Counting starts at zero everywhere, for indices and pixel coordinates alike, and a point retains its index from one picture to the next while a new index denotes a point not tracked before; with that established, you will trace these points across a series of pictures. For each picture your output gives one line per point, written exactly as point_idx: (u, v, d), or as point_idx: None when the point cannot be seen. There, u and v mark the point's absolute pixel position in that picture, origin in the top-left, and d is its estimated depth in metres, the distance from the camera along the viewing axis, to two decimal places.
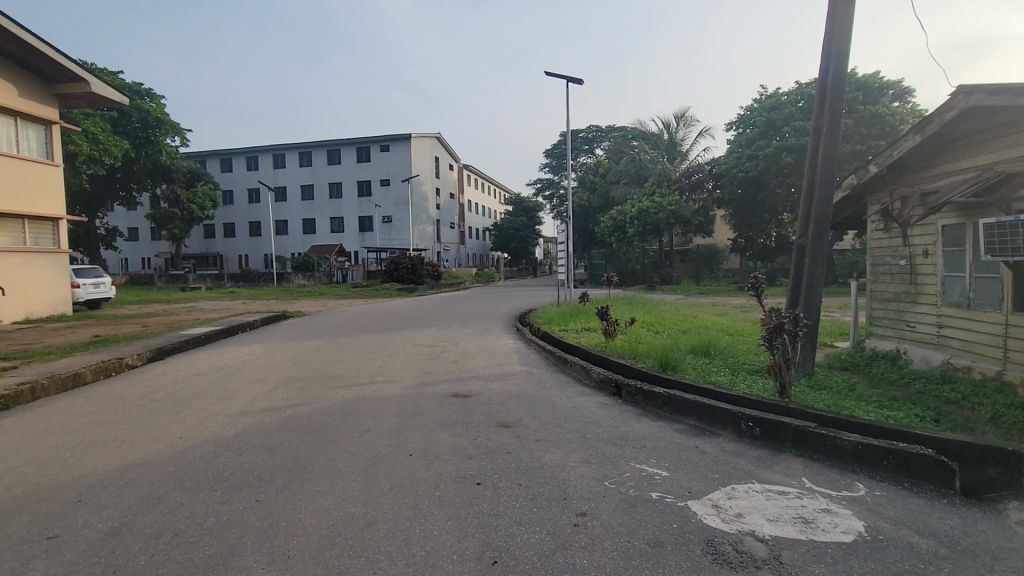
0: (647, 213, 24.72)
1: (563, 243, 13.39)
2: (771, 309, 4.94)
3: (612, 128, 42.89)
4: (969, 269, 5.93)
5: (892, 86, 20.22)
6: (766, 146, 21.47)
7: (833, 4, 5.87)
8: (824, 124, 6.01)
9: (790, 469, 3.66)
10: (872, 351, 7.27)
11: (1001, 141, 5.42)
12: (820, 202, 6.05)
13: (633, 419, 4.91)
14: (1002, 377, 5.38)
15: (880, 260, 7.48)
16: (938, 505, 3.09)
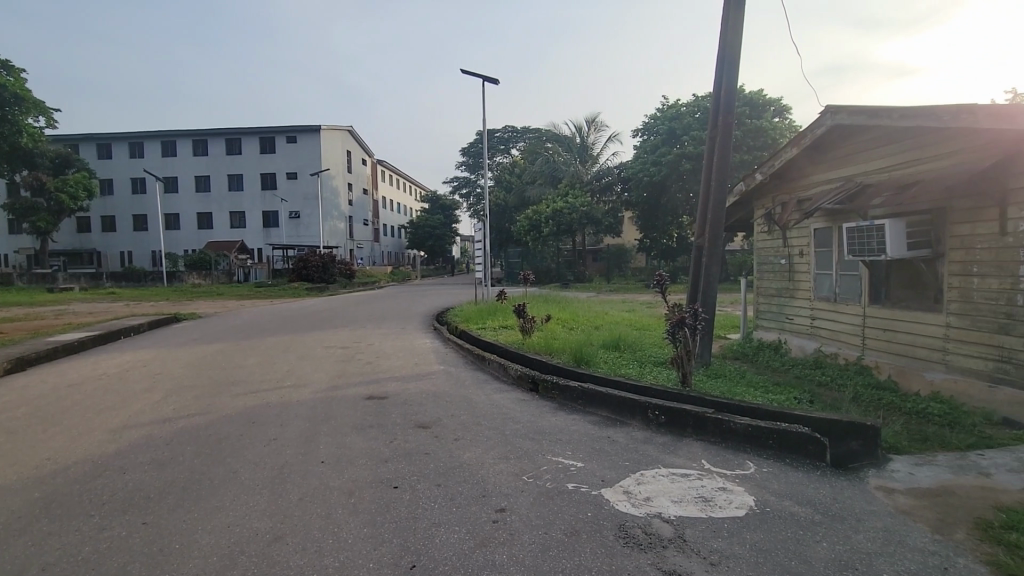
0: (561, 213, 25.49)
1: (480, 241, 13.43)
2: (673, 304, 5.30)
3: (526, 129, 43.69)
4: (836, 267, 6.75)
5: (773, 103, 22.51)
6: (668, 153, 22.98)
7: (725, 25, 6.41)
8: (718, 134, 6.55)
9: (691, 453, 3.96)
10: (759, 341, 8.04)
11: (859, 156, 6.23)
12: (715, 206, 6.59)
13: (549, 413, 5.05)
14: (861, 361, 6.19)
15: (765, 260, 8.30)
16: (813, 477, 3.49)
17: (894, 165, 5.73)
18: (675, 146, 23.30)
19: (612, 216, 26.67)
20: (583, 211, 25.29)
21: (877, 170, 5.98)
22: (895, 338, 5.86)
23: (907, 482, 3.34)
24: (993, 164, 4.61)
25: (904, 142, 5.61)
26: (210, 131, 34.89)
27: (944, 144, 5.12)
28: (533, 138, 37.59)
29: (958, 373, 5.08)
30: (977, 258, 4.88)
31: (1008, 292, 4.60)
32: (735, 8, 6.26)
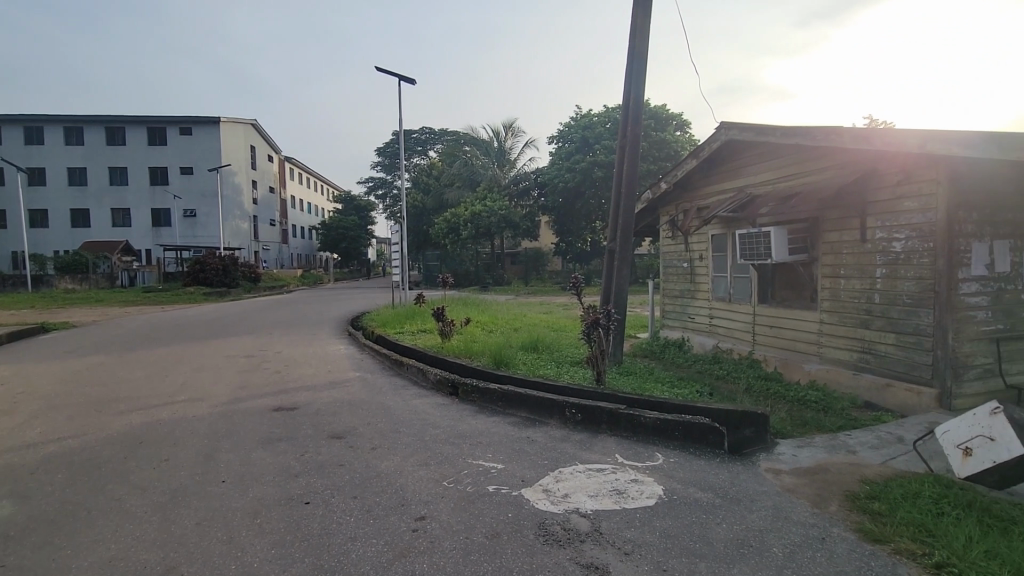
0: (479, 216, 25.59)
1: (397, 244, 13.12)
2: (588, 305, 5.50)
3: (443, 131, 43.38)
4: (730, 270, 7.37)
5: (675, 118, 24.18)
6: (582, 160, 23.90)
7: (632, 42, 6.79)
8: (627, 144, 6.91)
9: (606, 448, 4.14)
10: (665, 340, 8.59)
11: (749, 170, 6.86)
12: (625, 212, 6.94)
13: (470, 417, 5.04)
14: (752, 356, 6.80)
15: (670, 263, 8.89)
16: (714, 463, 3.78)
17: (778, 178, 6.36)
18: (588, 154, 24.29)
19: (529, 220, 27.22)
20: (502, 215, 25.58)
21: (763, 182, 6.62)
22: (780, 334, 6.50)
23: (791, 463, 3.73)
24: (855, 180, 5.27)
25: (785, 158, 6.26)
26: (85, 118, 31.08)
27: (817, 161, 5.78)
28: (450, 141, 37.43)
29: (830, 363, 5.74)
30: (844, 262, 5.55)
31: (868, 292, 5.28)
32: (640, 27, 6.64)
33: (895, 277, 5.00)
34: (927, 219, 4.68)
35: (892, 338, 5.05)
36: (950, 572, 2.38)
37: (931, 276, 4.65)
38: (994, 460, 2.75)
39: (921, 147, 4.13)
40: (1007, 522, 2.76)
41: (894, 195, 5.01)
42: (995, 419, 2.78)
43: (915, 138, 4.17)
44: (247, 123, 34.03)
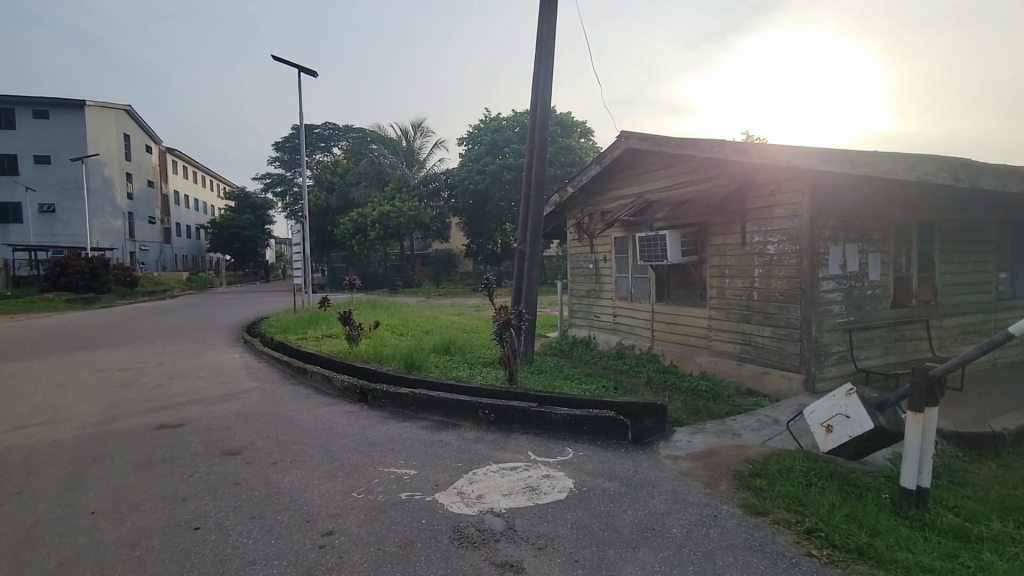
0: (388, 216, 24.89)
1: (299, 245, 12.38)
2: (500, 306, 5.56)
3: (349, 128, 41.70)
4: (631, 271, 7.82)
5: (579, 125, 25.23)
6: (491, 163, 24.15)
7: (539, 49, 6.96)
8: (535, 148, 7.08)
9: (518, 447, 4.20)
10: (573, 339, 8.91)
11: (646, 177, 7.33)
12: (534, 215, 7.11)
13: (380, 423, 4.88)
14: (652, 351, 7.27)
15: (577, 264, 9.24)
16: (619, 454, 3.99)
17: (671, 185, 6.86)
18: (498, 156, 24.60)
19: (439, 221, 26.97)
20: (411, 216, 25.09)
21: (659, 189, 7.10)
22: (676, 329, 7.01)
23: (687, 449, 4.03)
24: (736, 189, 5.83)
25: (677, 166, 6.76)
26: None
27: (705, 171, 6.30)
28: (355, 139, 36.15)
29: (718, 355, 6.29)
30: (728, 263, 6.11)
31: (748, 290, 5.86)
32: (546, 35, 6.84)
33: (770, 276, 5.59)
34: (795, 224, 5.29)
35: (769, 331, 5.64)
36: (818, 536, 2.71)
37: (798, 275, 5.26)
38: (848, 434, 3.16)
39: (789, 161, 4.66)
40: (859, 488, 3.20)
41: (768, 202, 5.60)
42: (849, 399, 3.19)
43: (783, 153, 4.70)
44: (119, 108, 30.34)
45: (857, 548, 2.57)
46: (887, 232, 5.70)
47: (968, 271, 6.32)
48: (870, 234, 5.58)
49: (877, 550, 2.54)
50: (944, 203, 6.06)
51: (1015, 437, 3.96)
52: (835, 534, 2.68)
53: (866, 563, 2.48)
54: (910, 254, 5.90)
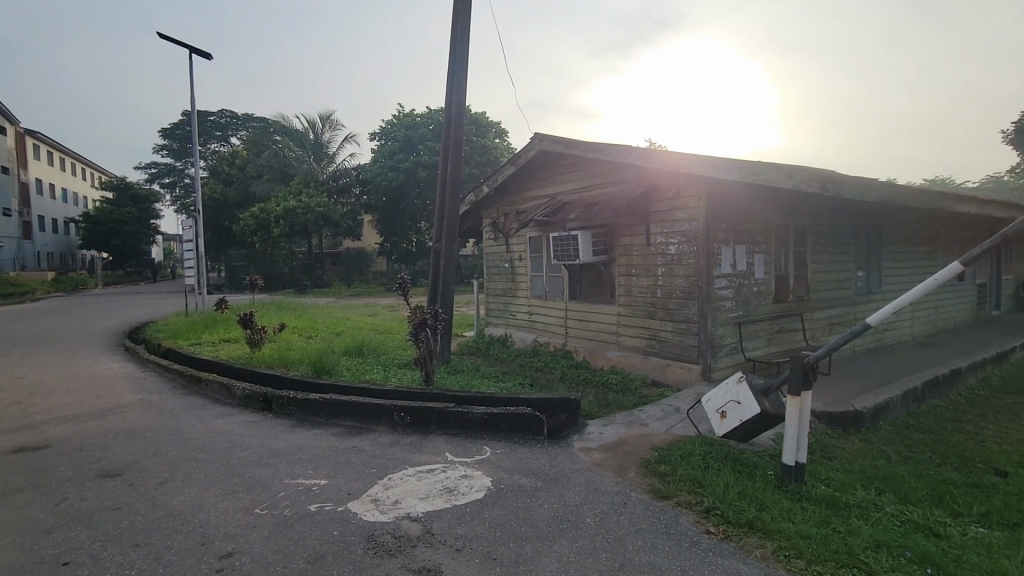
0: (294, 213, 23.49)
1: (191, 241, 11.33)
2: (415, 306, 5.44)
3: (249, 116, 38.83)
4: (545, 270, 8.01)
5: (493, 126, 25.45)
6: (405, 160, 23.63)
7: (453, 46, 6.90)
8: (450, 146, 7.02)
9: (435, 448, 4.15)
10: (489, 337, 8.97)
11: (559, 179, 7.54)
12: (449, 213, 7.05)
13: (286, 432, 4.59)
14: (565, 347, 7.49)
15: (493, 264, 9.31)
16: (535, 449, 4.07)
17: (582, 187, 7.11)
18: (412, 153, 24.12)
19: (350, 218, 25.94)
20: (320, 212, 23.89)
21: (571, 190, 7.33)
22: (588, 326, 7.28)
23: (599, 440, 4.20)
24: (641, 192, 6.17)
25: (588, 169, 7.03)
26: None
27: (613, 174, 6.61)
28: (256, 129, 33.76)
29: (626, 350, 6.62)
30: (635, 262, 6.45)
31: (653, 288, 6.23)
32: (460, 33, 6.80)
33: (672, 275, 5.97)
34: (692, 227, 5.69)
35: (671, 326, 6.04)
36: (715, 514, 2.94)
37: (696, 274, 5.68)
38: (739, 418, 3.46)
39: (687, 168, 5.01)
40: (749, 467, 3.51)
41: (669, 206, 5.98)
42: (740, 386, 3.49)
43: (682, 160, 5.04)
44: None
45: (748, 523, 2.82)
46: (770, 235, 6.31)
47: (834, 270, 7.18)
48: (756, 237, 6.15)
49: (764, 522, 2.80)
50: (815, 209, 6.84)
51: (872, 414, 4.56)
52: (730, 512, 2.92)
53: (755, 535, 2.73)
54: (788, 254, 6.58)
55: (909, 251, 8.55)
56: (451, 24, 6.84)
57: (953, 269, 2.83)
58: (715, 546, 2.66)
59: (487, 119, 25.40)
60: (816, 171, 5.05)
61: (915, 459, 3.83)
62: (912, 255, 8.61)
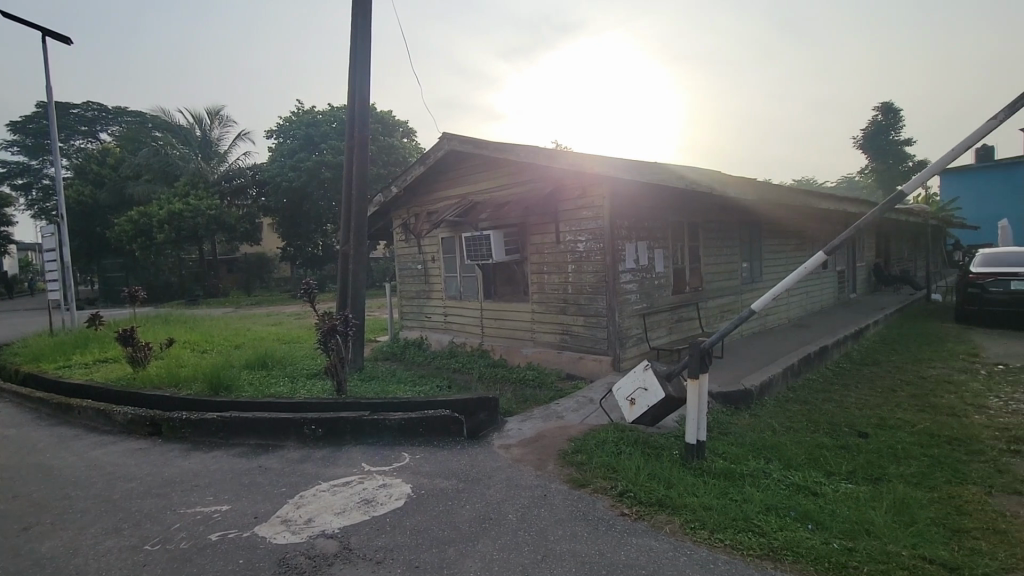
0: (180, 217, 21.33)
1: (53, 251, 9.92)
2: (323, 312, 5.18)
3: (121, 110, 34.83)
4: (459, 271, 7.99)
5: (400, 125, 24.96)
6: (306, 159, 22.41)
7: (354, 41, 6.65)
8: (355, 145, 6.76)
9: (351, 460, 3.98)
10: (404, 341, 8.78)
11: (469, 179, 7.55)
12: (356, 215, 6.79)
13: (181, 457, 4.18)
14: (482, 347, 7.52)
15: (405, 266, 9.13)
16: (455, 451, 4.03)
17: (492, 187, 7.17)
18: (314, 153, 22.94)
19: (247, 222, 24.13)
20: (211, 215, 21.95)
21: (481, 190, 7.36)
22: (503, 325, 7.36)
23: (518, 436, 4.27)
24: (549, 192, 6.34)
25: (497, 169, 7.10)
26: None
27: (522, 175, 6.73)
28: (131, 125, 30.37)
29: (541, 346, 6.77)
30: (546, 260, 6.62)
31: (564, 284, 6.43)
32: (361, 28, 6.57)
33: (581, 271, 6.20)
34: (598, 225, 5.95)
35: (582, 320, 6.27)
36: (629, 496, 3.10)
37: (603, 270, 5.95)
38: (646, 403, 3.68)
39: (590, 168, 5.22)
40: (657, 448, 3.75)
41: (575, 205, 6.20)
42: (646, 373, 3.71)
43: (586, 161, 5.24)
44: None
45: (658, 501, 3.01)
46: (668, 231, 6.77)
47: (724, 263, 7.86)
48: (655, 233, 6.56)
49: (672, 499, 3.00)
50: (705, 207, 7.44)
51: (759, 390, 5.06)
52: (642, 492, 3.09)
53: (665, 512, 2.92)
54: (684, 249, 7.10)
55: (784, 243, 9.58)
56: (352, 18, 6.59)
57: (818, 258, 3.20)
58: (629, 527, 2.81)
59: (393, 118, 24.82)
60: (704, 172, 5.49)
61: (795, 428, 4.30)
62: (786, 246, 9.66)
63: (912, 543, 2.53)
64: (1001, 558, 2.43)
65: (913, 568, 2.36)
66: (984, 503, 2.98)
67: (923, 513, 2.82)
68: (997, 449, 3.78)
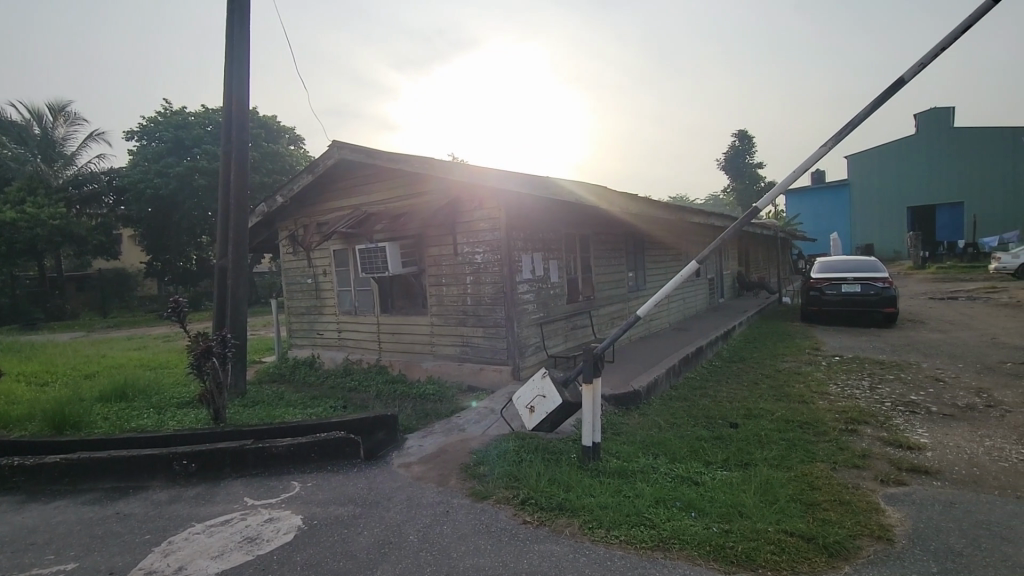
0: (13, 227, 18.05)
1: None
2: (195, 334, 4.62)
3: None
4: (353, 284, 7.65)
5: (286, 132, 23.63)
6: (176, 164, 20.22)
7: (230, 38, 6.15)
8: (232, 149, 6.23)
9: (231, 495, 3.60)
10: (294, 362, 8.22)
11: (362, 189, 7.29)
12: (236, 226, 6.23)
13: (10, 513, 3.50)
14: (380, 363, 7.25)
15: (293, 280, 8.57)
16: (351, 475, 3.81)
17: (387, 198, 6.99)
18: (184, 158, 20.78)
19: (101, 233, 21.16)
20: (54, 226, 18.95)
21: (376, 201, 7.14)
22: (401, 339, 7.16)
23: (419, 453, 4.15)
24: (446, 203, 6.31)
25: (391, 181, 6.94)
26: None
27: (417, 186, 6.63)
28: None
29: (441, 359, 6.68)
30: (444, 272, 6.57)
31: (463, 296, 6.42)
32: (238, 25, 6.10)
33: (479, 282, 6.23)
34: (495, 236, 6.03)
35: (481, 331, 6.30)
36: (530, 503, 3.14)
37: (500, 281, 6.04)
38: (545, 410, 3.77)
39: (486, 181, 5.27)
40: (557, 453, 3.85)
41: (472, 217, 6.23)
42: (544, 381, 3.81)
43: (482, 174, 5.29)
44: None
45: (558, 505, 3.08)
46: (561, 243, 7.05)
47: (612, 272, 8.36)
48: (549, 244, 6.80)
49: (571, 502, 3.10)
50: (595, 220, 7.87)
51: (646, 391, 5.42)
52: (542, 498, 3.15)
53: (564, 515, 3.00)
54: (576, 259, 7.44)
55: (663, 254, 10.44)
56: (227, 13, 6.10)
57: (692, 267, 3.50)
58: (531, 534, 2.84)
59: (276, 124, 23.33)
60: (592, 187, 5.80)
61: (678, 423, 4.67)
62: (666, 256, 10.53)
63: (776, 520, 2.84)
64: (845, 524, 2.82)
65: (778, 542, 2.65)
66: (829, 477, 3.45)
67: (784, 492, 3.18)
68: (837, 429, 4.41)
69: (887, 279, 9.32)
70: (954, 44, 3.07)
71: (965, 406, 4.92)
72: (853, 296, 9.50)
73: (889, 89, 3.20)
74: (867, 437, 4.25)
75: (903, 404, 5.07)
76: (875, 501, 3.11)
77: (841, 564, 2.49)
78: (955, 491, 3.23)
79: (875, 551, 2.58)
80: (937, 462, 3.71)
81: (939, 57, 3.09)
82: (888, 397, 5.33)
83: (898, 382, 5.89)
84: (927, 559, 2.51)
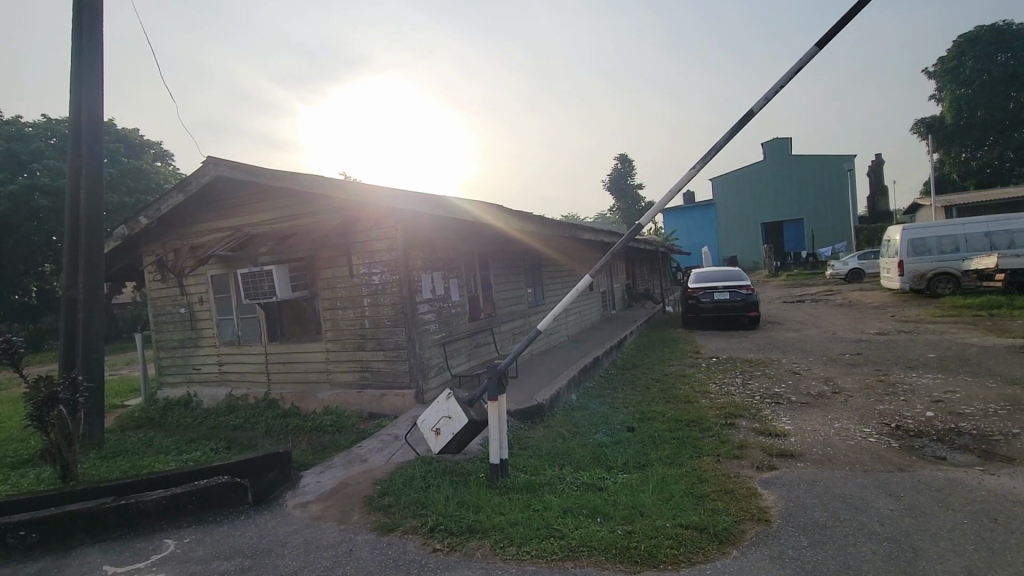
0: None
1: None
2: (34, 378, 3.87)
3: None
4: (235, 313, 7.01)
5: (149, 148, 21.35)
6: (7, 181, 17.29)
7: (78, 38, 5.43)
8: (82, 164, 5.46)
9: (85, 566, 3.08)
10: (165, 403, 7.33)
11: (244, 209, 6.75)
12: (86, 251, 5.43)
13: None
14: (269, 396, 6.70)
15: (163, 310, 7.67)
16: (237, 525, 3.43)
17: (272, 219, 6.54)
18: (20, 175, 17.85)
19: None
20: None
21: (260, 222, 6.65)
22: (293, 370, 6.67)
23: (316, 491, 3.85)
24: (339, 224, 6.03)
25: (276, 200, 6.50)
26: None
27: (307, 207, 6.28)
28: None
29: (338, 387, 6.32)
30: (339, 296, 6.26)
31: (361, 319, 6.15)
32: (88, 27, 5.41)
33: (377, 304, 6.02)
34: (393, 257, 5.86)
35: (381, 355, 6.05)
36: (440, 530, 3.05)
37: (399, 301, 5.89)
38: (451, 431, 3.70)
39: (380, 200, 5.12)
40: (465, 475, 3.78)
41: (368, 237, 6.01)
42: (449, 402, 3.74)
43: (375, 193, 5.12)
44: None
45: (468, 528, 3.02)
46: (460, 262, 7.04)
47: (512, 290, 8.51)
48: (449, 263, 6.77)
49: (481, 523, 3.05)
50: (492, 238, 7.98)
51: (550, 403, 5.55)
52: (452, 523, 3.07)
53: (475, 537, 2.95)
54: (476, 277, 7.48)
55: (559, 270, 10.86)
56: (74, 12, 5.39)
57: (586, 281, 3.66)
58: (442, 563, 2.75)
59: (137, 138, 20.99)
60: (488, 206, 5.90)
61: (580, 432, 4.83)
62: (560, 272, 10.97)
63: (673, 515, 3.03)
64: (730, 511, 3.08)
65: (676, 537, 2.82)
66: (714, 469, 3.75)
67: (678, 487, 3.42)
68: (718, 424, 4.83)
69: (750, 286, 10.55)
70: (789, 83, 3.58)
71: (818, 394, 5.66)
72: (724, 302, 10.59)
73: (743, 119, 3.63)
74: (744, 428, 4.72)
75: (769, 396, 5.71)
76: (753, 487, 3.44)
77: (730, 549, 2.71)
78: (816, 470, 3.68)
79: (757, 533, 2.85)
80: (800, 445, 4.21)
81: (779, 93, 3.58)
82: (757, 391, 5.98)
83: (764, 377, 6.63)
84: (799, 534, 2.81)
